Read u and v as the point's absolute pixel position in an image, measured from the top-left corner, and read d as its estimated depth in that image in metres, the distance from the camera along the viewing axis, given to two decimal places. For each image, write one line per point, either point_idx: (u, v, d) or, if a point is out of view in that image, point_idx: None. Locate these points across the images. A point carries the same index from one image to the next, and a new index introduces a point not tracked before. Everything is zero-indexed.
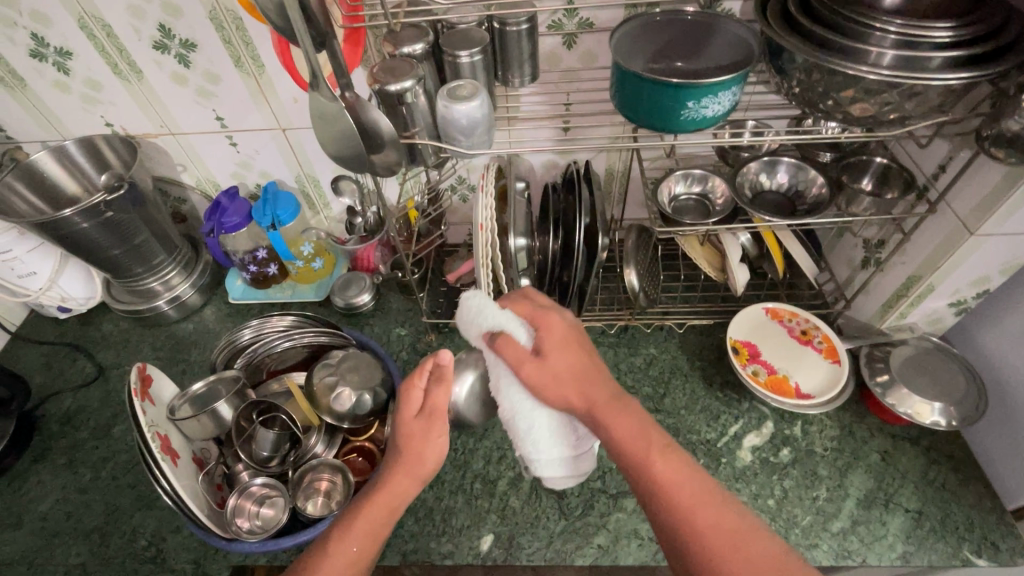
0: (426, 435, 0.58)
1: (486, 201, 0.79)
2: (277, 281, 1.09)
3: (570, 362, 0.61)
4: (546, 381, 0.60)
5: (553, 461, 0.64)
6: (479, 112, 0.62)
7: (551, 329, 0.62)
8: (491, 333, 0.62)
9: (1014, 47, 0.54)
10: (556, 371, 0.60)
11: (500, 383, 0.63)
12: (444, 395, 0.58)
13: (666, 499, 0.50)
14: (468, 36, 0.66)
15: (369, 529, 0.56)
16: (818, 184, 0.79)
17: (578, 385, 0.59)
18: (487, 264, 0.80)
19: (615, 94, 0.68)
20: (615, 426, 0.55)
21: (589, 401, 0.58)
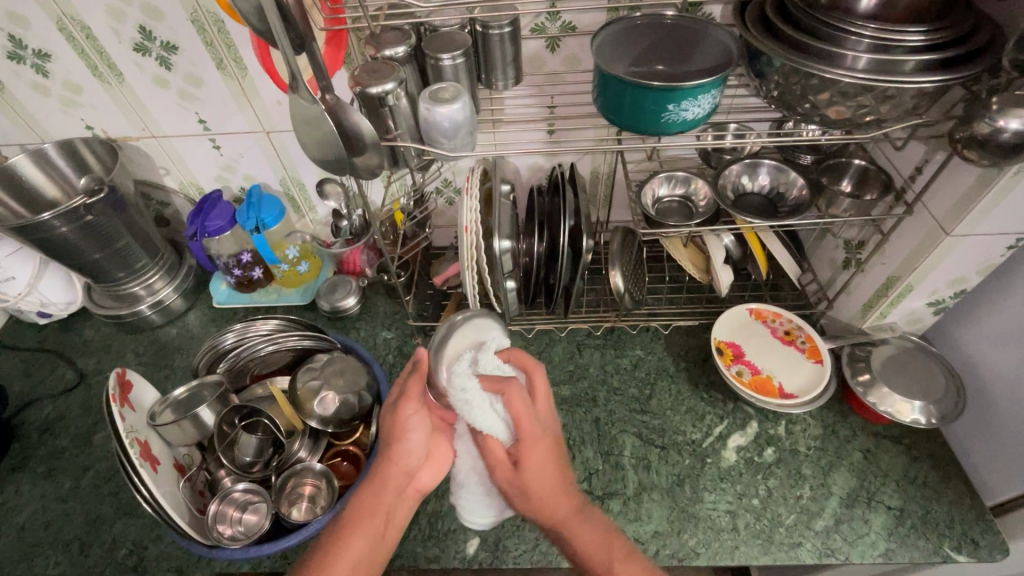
0: (399, 420, 0.63)
1: (470, 204, 0.80)
2: (262, 285, 1.08)
3: (547, 477, 0.59)
4: (514, 494, 0.59)
5: (475, 517, 0.67)
6: (461, 114, 0.62)
7: (535, 438, 0.59)
8: (475, 427, 0.61)
9: (986, 50, 0.55)
10: (529, 489, 0.58)
11: (470, 455, 0.64)
12: (416, 384, 0.64)
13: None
14: (450, 39, 0.66)
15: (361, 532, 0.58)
16: (799, 186, 0.80)
17: (551, 502, 0.58)
18: (472, 267, 0.81)
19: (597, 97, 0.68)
20: (580, 542, 0.57)
21: (565, 523, 0.58)
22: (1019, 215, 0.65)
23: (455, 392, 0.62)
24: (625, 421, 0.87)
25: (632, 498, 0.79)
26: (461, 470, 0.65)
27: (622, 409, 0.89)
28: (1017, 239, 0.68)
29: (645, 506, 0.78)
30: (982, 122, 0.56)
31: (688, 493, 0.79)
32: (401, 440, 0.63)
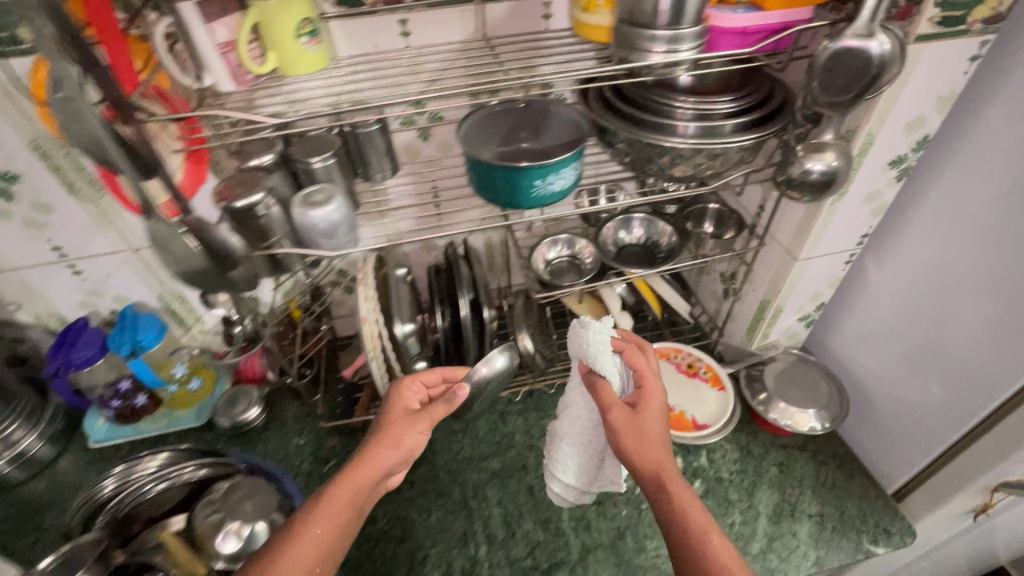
0: (402, 426, 0.68)
1: (367, 293, 0.79)
2: (148, 412, 0.98)
3: (657, 428, 0.68)
4: (625, 435, 0.67)
5: (570, 470, 0.78)
6: (338, 214, 0.62)
7: (652, 395, 0.70)
8: (592, 372, 0.73)
9: (783, 110, 0.65)
10: (646, 430, 0.67)
11: (572, 409, 0.77)
12: (400, 390, 0.71)
13: (683, 548, 0.59)
14: (318, 144, 0.68)
15: (337, 520, 0.62)
16: (668, 234, 0.87)
17: (654, 448, 0.66)
18: (376, 354, 0.78)
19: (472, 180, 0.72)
20: (679, 496, 0.62)
21: (660, 468, 0.64)
22: (846, 235, 0.75)
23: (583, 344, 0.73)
24: None
25: (578, 563, 0.78)
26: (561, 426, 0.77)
27: None
28: (850, 254, 0.79)
29: (591, 569, 0.77)
30: (795, 165, 0.64)
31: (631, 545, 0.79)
32: (398, 441, 0.68)
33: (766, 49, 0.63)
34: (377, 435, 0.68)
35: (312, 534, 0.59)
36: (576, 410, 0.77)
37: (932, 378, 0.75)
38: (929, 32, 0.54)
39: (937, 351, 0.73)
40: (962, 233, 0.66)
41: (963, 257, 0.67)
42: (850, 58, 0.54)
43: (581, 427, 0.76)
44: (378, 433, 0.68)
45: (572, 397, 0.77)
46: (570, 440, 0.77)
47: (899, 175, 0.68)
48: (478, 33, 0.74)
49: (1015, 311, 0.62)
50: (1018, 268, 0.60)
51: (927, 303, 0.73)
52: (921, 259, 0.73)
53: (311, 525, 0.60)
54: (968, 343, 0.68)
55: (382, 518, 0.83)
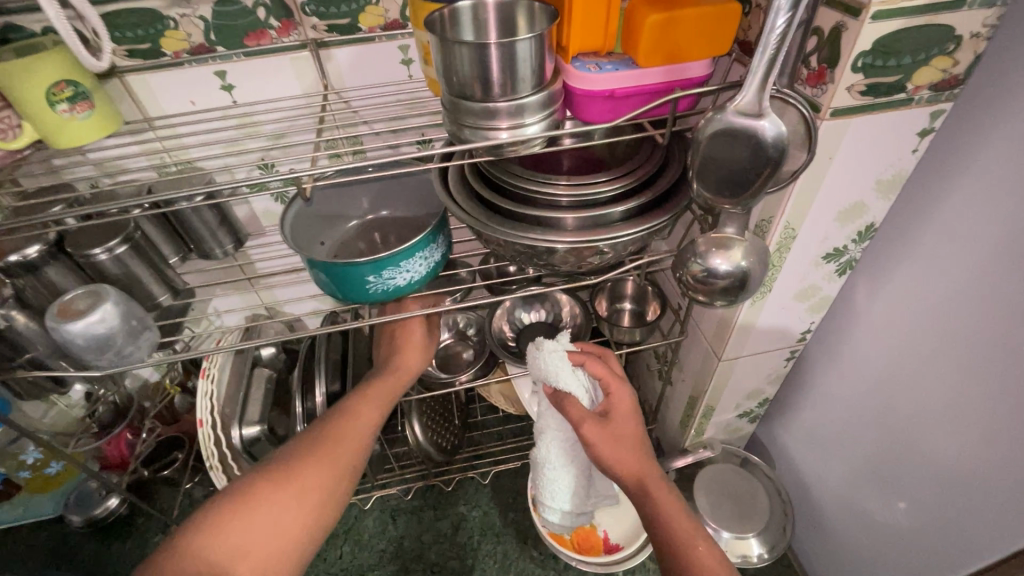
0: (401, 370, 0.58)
1: (207, 388, 0.66)
2: (1, 502, 0.83)
3: (633, 437, 0.53)
4: (597, 446, 0.53)
5: (561, 496, 0.66)
6: (105, 326, 0.49)
7: (623, 401, 0.55)
8: (555, 391, 0.58)
9: (680, 186, 0.51)
10: (624, 442, 0.53)
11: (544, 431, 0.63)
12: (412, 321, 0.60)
13: (671, 562, 0.47)
14: (107, 226, 0.55)
15: (343, 451, 0.51)
16: (577, 314, 0.73)
17: (634, 452, 0.52)
18: (216, 466, 0.64)
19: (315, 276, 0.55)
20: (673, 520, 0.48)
21: (641, 473, 0.51)
22: (779, 334, 0.60)
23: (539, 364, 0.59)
24: None
25: None
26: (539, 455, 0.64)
27: None
28: (791, 351, 0.64)
29: None
30: (691, 261, 0.47)
31: None
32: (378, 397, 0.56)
33: (648, 114, 0.48)
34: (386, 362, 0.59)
35: (316, 463, 0.49)
36: (551, 429, 0.63)
37: (897, 492, 0.58)
38: (851, 105, 0.39)
39: (906, 460, 0.56)
40: (939, 319, 0.48)
41: (940, 351, 0.49)
42: (736, 141, 0.39)
43: (560, 450, 0.63)
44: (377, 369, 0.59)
45: (543, 417, 0.63)
46: (558, 466, 0.64)
47: (840, 268, 0.53)
48: (323, 83, 0.60)
49: (994, 429, 0.46)
50: (997, 346, 0.44)
51: (883, 387, 0.57)
52: (886, 342, 0.55)
53: (329, 451, 0.50)
54: (937, 454, 0.52)
55: None
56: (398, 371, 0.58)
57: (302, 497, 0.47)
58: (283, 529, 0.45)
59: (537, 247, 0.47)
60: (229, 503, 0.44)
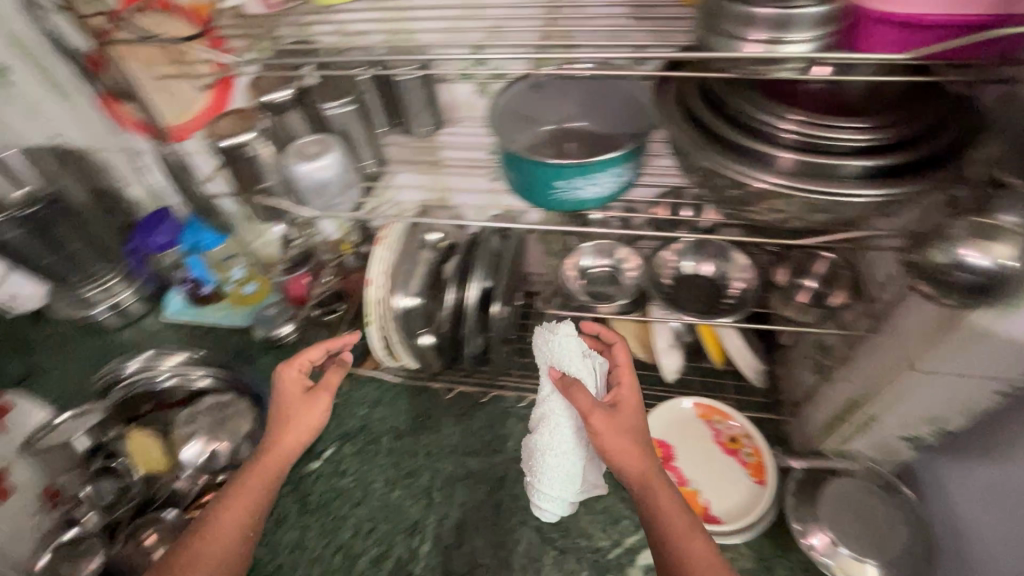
0: (294, 398, 0.69)
1: (381, 256, 0.74)
2: (214, 300, 1.07)
3: (637, 425, 0.61)
4: (602, 436, 0.60)
5: (559, 490, 0.69)
6: (328, 173, 0.56)
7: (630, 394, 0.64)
8: (565, 376, 0.66)
9: (936, 159, 0.43)
10: (628, 425, 0.60)
11: (547, 417, 0.69)
12: (286, 366, 0.70)
13: (667, 554, 0.53)
14: (340, 86, 0.62)
15: (257, 490, 0.63)
16: (747, 278, 0.67)
17: (638, 441, 0.59)
18: (377, 323, 0.76)
19: (508, 178, 0.59)
20: (664, 504, 0.55)
21: (644, 467, 0.57)
22: (1004, 361, 0.48)
23: (553, 348, 0.69)
24: (529, 511, 0.78)
25: None
26: (540, 441, 0.69)
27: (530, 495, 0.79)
28: (1008, 388, 0.51)
29: None
30: (939, 244, 0.39)
31: None
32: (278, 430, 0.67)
33: (941, 55, 0.39)
34: (274, 424, 0.67)
35: (231, 508, 0.61)
36: (554, 417, 0.69)
37: None
38: None
39: None
40: None
41: None
42: None
43: (564, 432, 0.68)
44: (273, 421, 0.67)
45: (544, 409, 0.70)
46: (557, 449, 0.68)
47: None
48: None
49: None
50: None
51: None
52: None
53: (239, 499, 0.62)
54: None
55: (351, 475, 0.84)
56: (287, 426, 0.67)
57: (220, 541, 0.59)
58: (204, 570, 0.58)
59: (735, 181, 0.45)
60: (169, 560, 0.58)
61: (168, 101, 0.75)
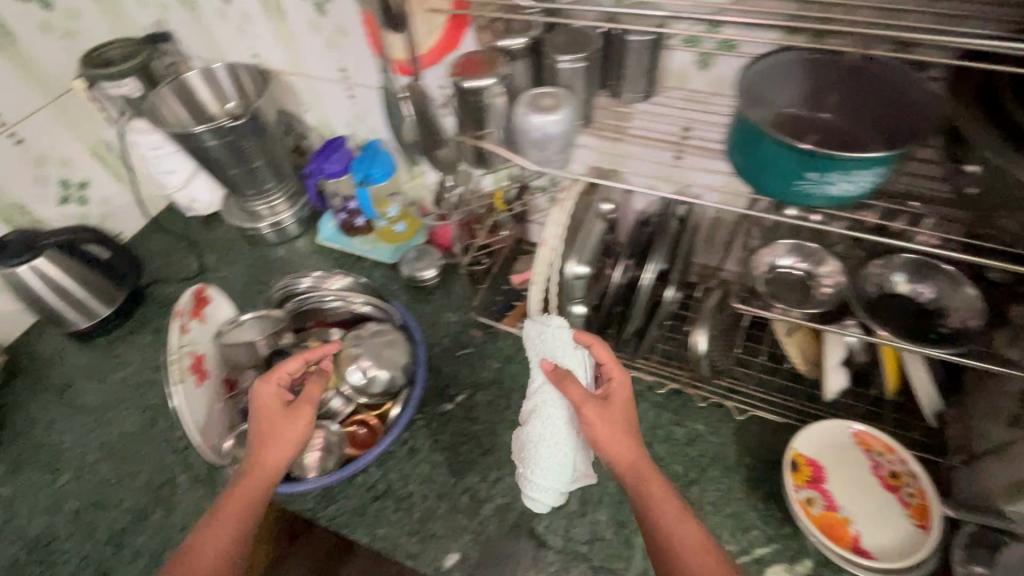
0: (267, 410, 0.65)
1: (558, 218, 0.72)
2: (362, 233, 1.13)
3: (624, 417, 0.64)
4: (594, 427, 0.62)
5: (548, 477, 0.68)
6: (556, 128, 0.56)
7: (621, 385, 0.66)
8: (557, 368, 0.67)
9: None
10: (617, 419, 0.63)
11: (539, 410, 0.69)
12: (262, 384, 0.66)
13: (664, 543, 0.56)
14: (575, 40, 0.60)
15: (238, 507, 0.59)
16: (973, 312, 0.60)
17: (628, 436, 0.63)
18: (540, 283, 0.76)
19: (738, 162, 0.56)
20: (653, 496, 0.59)
21: (636, 463, 0.61)
22: None
23: (545, 343, 0.70)
24: None
25: None
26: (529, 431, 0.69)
27: (657, 483, 0.78)
28: None
29: None
30: None
31: None
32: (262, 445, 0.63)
33: None
34: (258, 441, 0.64)
35: (216, 526, 0.58)
36: (546, 410, 0.68)
37: None
38: None
39: None
40: None
41: None
42: None
43: (552, 424, 0.68)
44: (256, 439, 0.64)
45: (535, 403, 0.69)
46: (547, 440, 0.67)
47: None
48: None
49: None
50: None
51: None
52: None
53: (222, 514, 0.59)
54: None
55: (481, 423, 0.87)
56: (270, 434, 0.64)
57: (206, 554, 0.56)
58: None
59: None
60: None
61: (390, 36, 0.75)
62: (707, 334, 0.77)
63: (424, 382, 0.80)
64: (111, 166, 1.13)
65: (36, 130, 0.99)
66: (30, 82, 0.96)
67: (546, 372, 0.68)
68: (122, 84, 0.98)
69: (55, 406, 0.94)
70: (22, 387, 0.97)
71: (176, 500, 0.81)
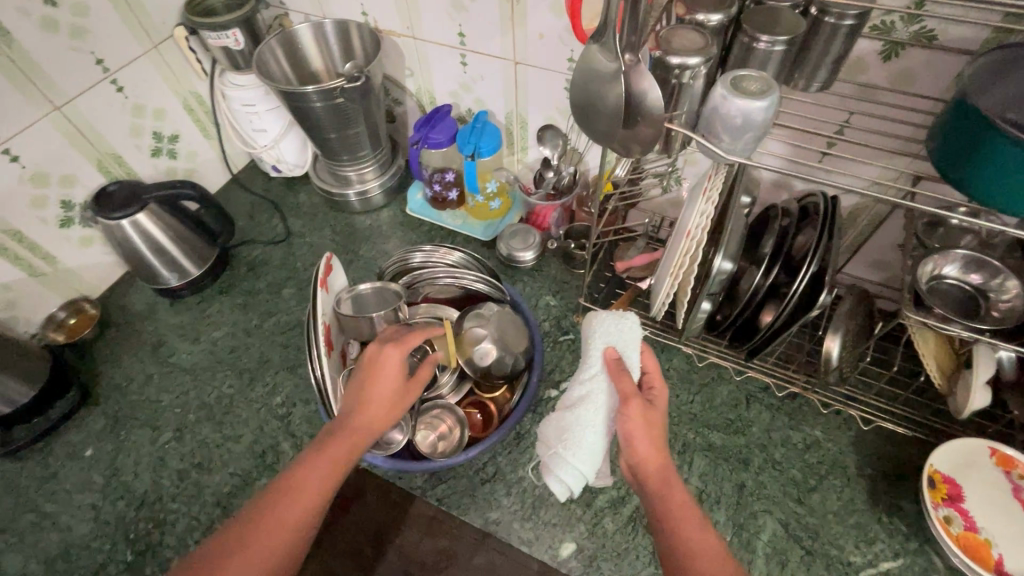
0: (386, 361, 0.63)
1: (704, 209, 0.69)
2: (452, 207, 1.09)
3: (659, 423, 0.59)
4: (634, 425, 0.57)
5: (582, 465, 0.63)
6: (760, 115, 0.51)
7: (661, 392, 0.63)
8: (618, 359, 0.64)
9: None
10: (655, 423, 0.58)
11: (587, 399, 0.64)
12: (396, 352, 0.63)
13: (682, 552, 0.52)
14: (778, 19, 0.55)
15: (343, 450, 0.59)
16: None
17: (660, 441, 0.57)
18: (677, 274, 0.73)
19: (947, 163, 0.53)
20: (676, 505, 0.54)
21: (665, 469, 0.56)
22: None
23: (606, 336, 0.66)
24: (774, 502, 0.75)
25: None
26: (571, 418, 0.64)
27: (776, 487, 0.76)
28: None
29: None
30: None
31: None
32: (376, 397, 0.62)
33: None
34: (365, 396, 0.62)
35: (322, 467, 0.58)
36: (597, 398, 0.64)
37: None
38: None
39: None
40: None
41: None
42: None
43: (602, 414, 0.63)
44: (360, 395, 0.62)
45: (587, 389, 0.64)
46: (596, 428, 0.63)
47: None
48: None
49: None
50: None
51: None
52: None
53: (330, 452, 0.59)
54: None
55: None
56: (375, 400, 0.62)
57: (308, 494, 0.56)
58: (280, 532, 0.54)
59: None
60: (253, 514, 0.55)
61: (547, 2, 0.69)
62: (841, 340, 0.74)
63: (542, 367, 0.80)
64: (200, 121, 1.09)
65: (135, 78, 0.95)
66: (133, 27, 0.92)
67: (609, 363, 0.64)
68: (226, 35, 0.93)
69: (150, 363, 0.92)
70: (115, 342, 0.95)
71: (281, 469, 0.80)
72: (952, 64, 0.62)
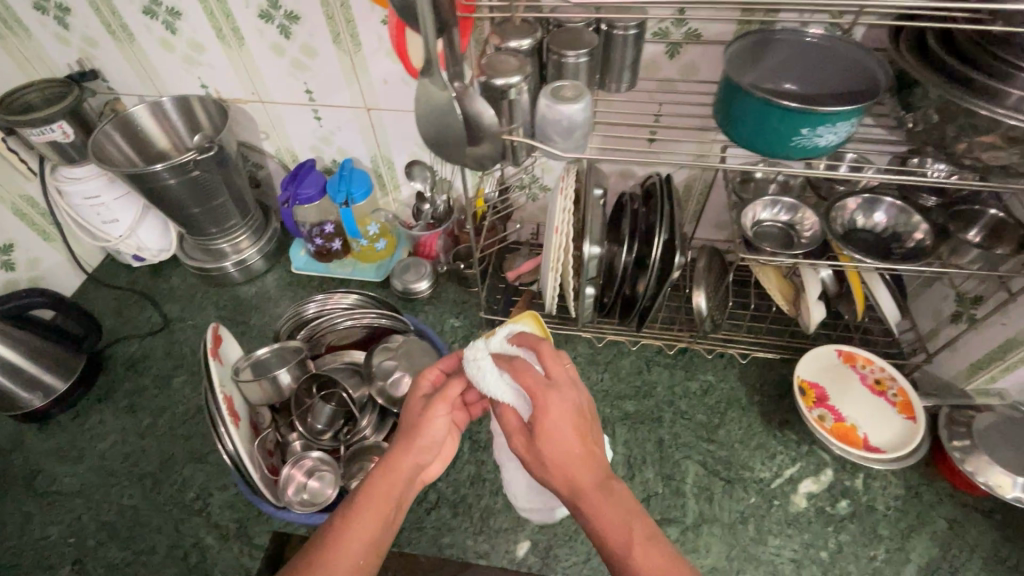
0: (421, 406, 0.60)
1: (564, 204, 0.77)
2: (339, 256, 1.10)
3: (557, 448, 0.51)
4: (532, 464, 0.53)
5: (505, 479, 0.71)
6: (581, 115, 0.60)
7: (558, 403, 0.53)
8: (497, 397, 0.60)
9: None
10: (550, 458, 0.51)
11: None
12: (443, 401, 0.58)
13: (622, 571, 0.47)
14: (576, 37, 0.65)
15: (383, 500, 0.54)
16: (920, 231, 0.73)
17: (560, 470, 0.51)
18: (557, 268, 0.81)
19: (735, 131, 0.65)
20: (601, 524, 0.49)
21: (578, 493, 0.50)
22: None
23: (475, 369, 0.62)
24: (691, 447, 0.84)
25: (691, 529, 0.76)
26: None
27: (688, 434, 0.85)
28: None
29: (703, 539, 0.75)
30: None
31: (752, 533, 0.76)
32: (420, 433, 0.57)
33: None
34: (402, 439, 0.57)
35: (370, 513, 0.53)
36: None
37: None
38: None
39: None
40: None
41: None
42: None
43: None
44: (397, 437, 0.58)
45: None
46: None
47: None
48: None
49: None
50: None
51: None
52: None
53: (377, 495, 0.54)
54: None
55: None
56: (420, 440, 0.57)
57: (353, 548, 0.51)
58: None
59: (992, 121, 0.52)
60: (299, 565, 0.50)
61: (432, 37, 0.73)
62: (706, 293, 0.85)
63: None
64: (36, 224, 1.00)
65: None
66: None
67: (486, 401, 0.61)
68: (51, 129, 0.88)
69: (26, 500, 0.81)
70: None
71: (209, 566, 0.74)
72: (719, 53, 0.77)
